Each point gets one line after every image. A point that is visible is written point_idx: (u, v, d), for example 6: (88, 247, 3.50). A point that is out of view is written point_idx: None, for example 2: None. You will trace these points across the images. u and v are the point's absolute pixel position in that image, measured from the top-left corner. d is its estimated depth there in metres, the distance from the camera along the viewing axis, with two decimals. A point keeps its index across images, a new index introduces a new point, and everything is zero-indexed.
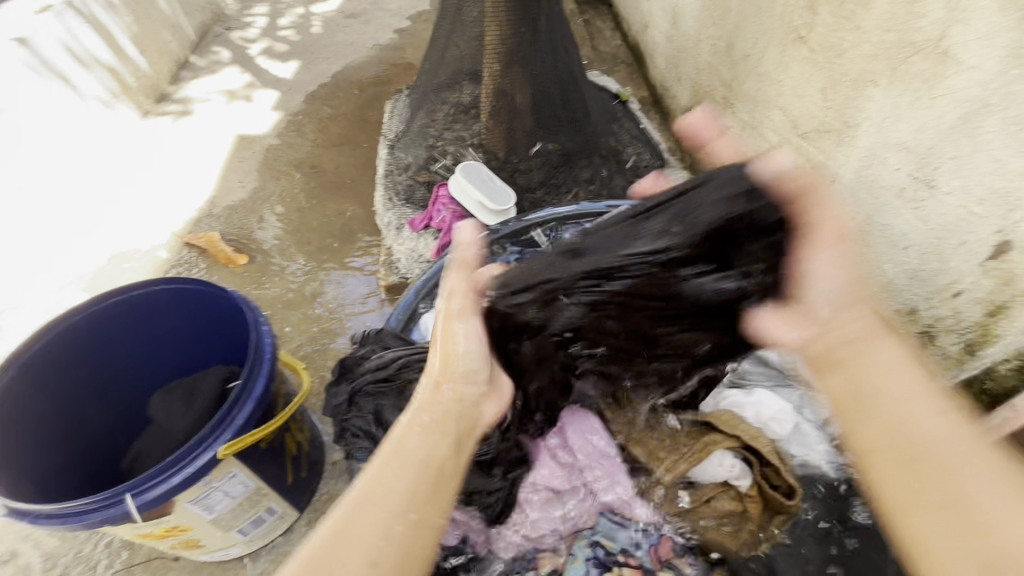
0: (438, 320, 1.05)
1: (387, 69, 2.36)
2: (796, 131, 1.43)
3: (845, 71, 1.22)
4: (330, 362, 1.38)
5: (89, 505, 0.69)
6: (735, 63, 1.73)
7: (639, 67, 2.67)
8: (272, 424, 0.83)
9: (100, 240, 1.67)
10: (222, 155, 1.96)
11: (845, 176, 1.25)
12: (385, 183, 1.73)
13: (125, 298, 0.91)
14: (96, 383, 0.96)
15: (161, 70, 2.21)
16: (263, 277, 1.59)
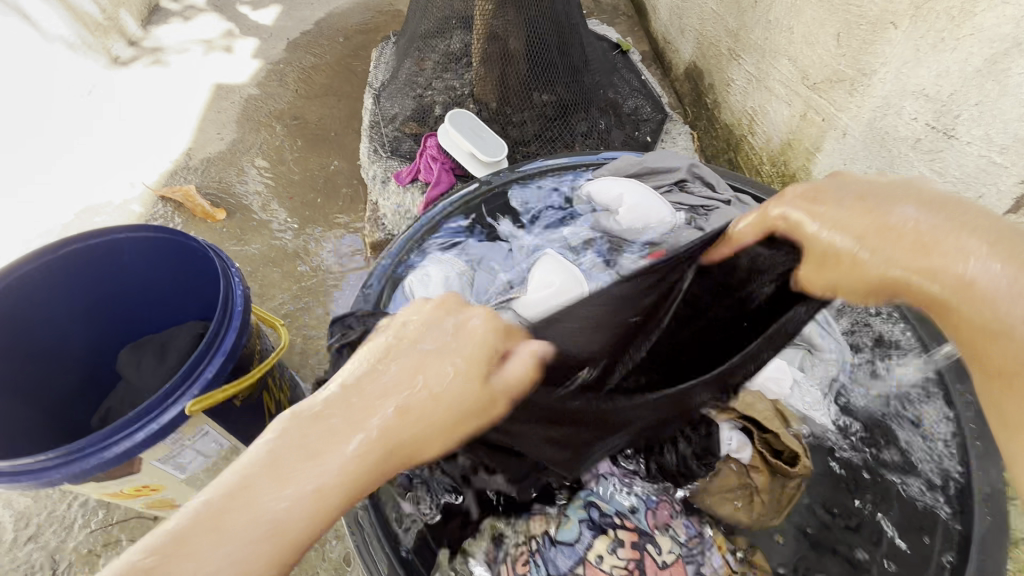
0: (424, 284, 0.97)
1: (374, 16, 2.22)
2: (805, 82, 1.35)
3: (862, 13, 1.14)
4: (312, 321, 1.33)
5: (45, 462, 0.64)
6: (743, 10, 1.63)
7: (640, 19, 2.54)
8: (244, 380, 0.78)
9: (70, 193, 1.58)
10: (198, 105, 1.84)
11: (857, 128, 1.18)
12: (370, 135, 1.63)
13: (83, 245, 0.84)
14: (62, 336, 0.90)
15: (131, 13, 2.06)
16: (243, 232, 1.51)
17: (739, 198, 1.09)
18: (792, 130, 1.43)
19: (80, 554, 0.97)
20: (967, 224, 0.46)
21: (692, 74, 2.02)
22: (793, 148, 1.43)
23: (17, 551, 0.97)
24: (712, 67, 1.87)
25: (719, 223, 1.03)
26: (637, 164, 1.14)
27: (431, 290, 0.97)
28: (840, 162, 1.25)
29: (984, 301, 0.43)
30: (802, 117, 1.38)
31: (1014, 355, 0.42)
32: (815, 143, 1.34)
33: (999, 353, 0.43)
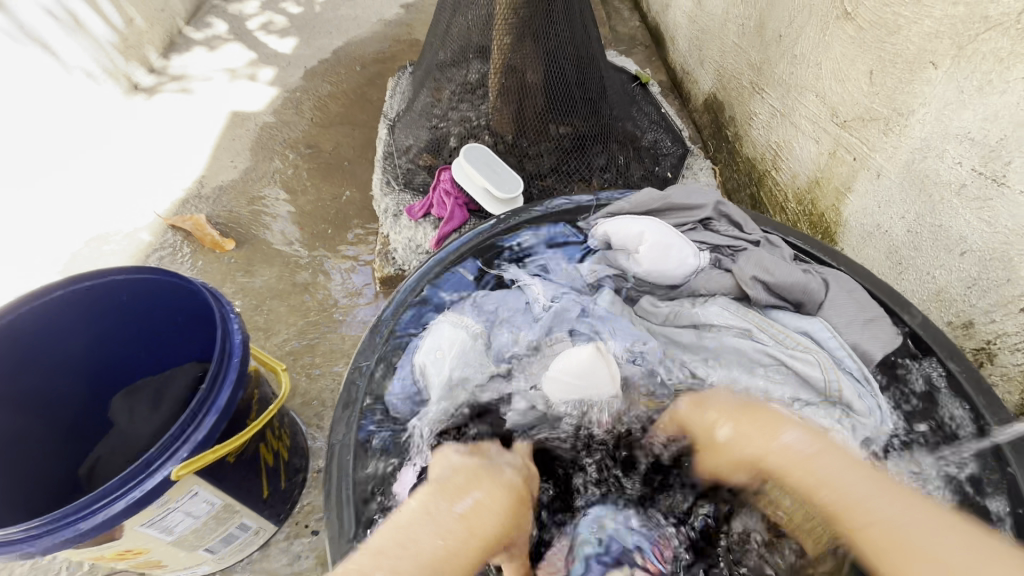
0: (433, 357, 0.87)
1: (391, 45, 2.23)
2: (835, 119, 1.30)
3: (898, 51, 1.09)
4: (317, 358, 1.28)
5: (16, 534, 0.59)
6: (766, 44, 1.59)
7: (658, 49, 2.52)
8: (238, 438, 0.73)
9: (80, 220, 1.57)
10: (213, 132, 1.84)
11: (893, 169, 1.12)
12: (384, 167, 1.61)
13: (79, 289, 0.81)
14: (55, 382, 0.86)
15: (152, 41, 2.09)
16: (250, 264, 1.48)
17: (768, 240, 1.02)
18: (819, 168, 1.37)
19: None
20: (826, 454, 0.66)
21: (712, 105, 1.98)
22: (820, 187, 1.37)
23: None
24: (733, 99, 1.82)
25: (749, 267, 0.97)
26: (660, 200, 1.08)
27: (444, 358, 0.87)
28: (873, 204, 1.19)
29: (863, 505, 0.61)
30: (831, 155, 1.32)
31: (886, 533, 0.58)
32: (845, 182, 1.28)
33: (903, 557, 0.56)
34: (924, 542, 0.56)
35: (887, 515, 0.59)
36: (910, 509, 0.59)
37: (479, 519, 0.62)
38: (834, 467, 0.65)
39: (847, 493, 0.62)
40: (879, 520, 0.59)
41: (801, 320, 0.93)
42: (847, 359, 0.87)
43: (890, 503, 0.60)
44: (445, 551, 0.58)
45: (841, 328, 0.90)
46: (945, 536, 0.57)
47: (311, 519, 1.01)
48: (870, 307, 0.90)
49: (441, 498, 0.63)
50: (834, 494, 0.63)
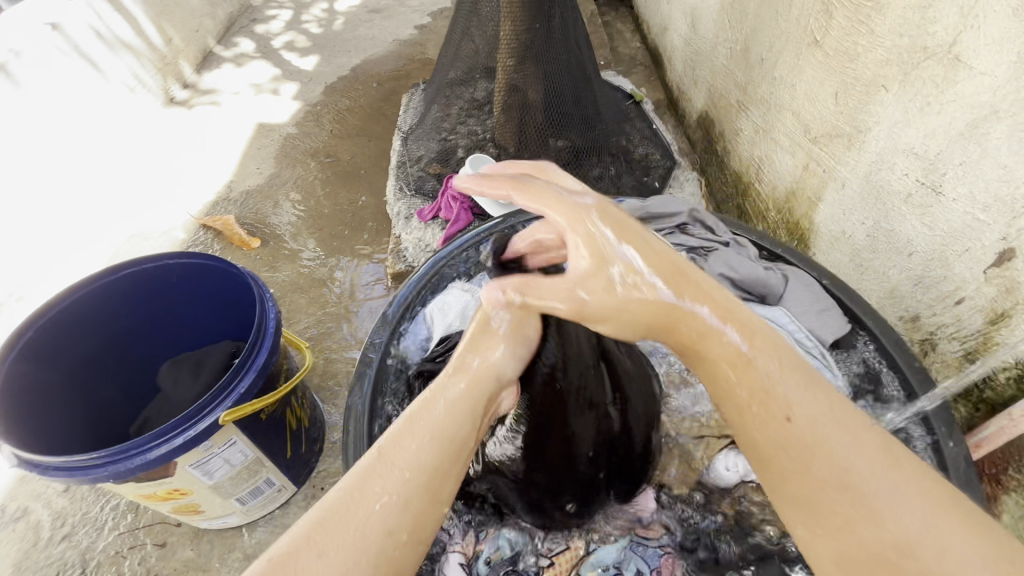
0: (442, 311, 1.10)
1: (406, 63, 2.40)
2: (807, 135, 1.43)
3: (857, 76, 1.22)
4: (333, 344, 1.41)
5: (93, 460, 0.73)
6: (750, 66, 1.73)
7: (656, 69, 2.68)
8: (272, 395, 0.86)
9: (121, 218, 1.72)
10: (241, 141, 2.01)
11: (854, 180, 1.24)
12: (398, 174, 1.76)
13: (139, 269, 0.95)
14: (115, 349, 1.00)
15: (187, 58, 2.28)
16: (275, 260, 1.63)
17: (737, 241, 1.18)
18: (795, 179, 1.50)
19: (109, 554, 1.04)
20: (755, 340, 0.62)
21: (703, 122, 2.12)
22: (796, 196, 1.50)
23: (51, 549, 1.04)
24: (722, 116, 1.96)
25: (716, 265, 1.13)
26: (640, 210, 1.24)
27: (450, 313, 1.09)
28: (839, 212, 1.31)
29: (816, 437, 0.55)
30: (804, 168, 1.45)
31: (833, 472, 0.54)
32: (816, 192, 1.40)
33: (805, 446, 0.55)
34: (858, 487, 0.53)
35: (846, 457, 0.54)
36: (860, 450, 0.54)
37: (482, 380, 0.69)
38: (776, 383, 0.59)
39: (798, 406, 0.57)
40: (847, 478, 0.53)
41: (766, 310, 1.10)
42: (804, 339, 1.04)
43: (851, 446, 0.55)
44: (420, 457, 0.59)
45: (799, 314, 1.06)
46: (876, 475, 0.53)
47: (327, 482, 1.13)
48: (824, 297, 1.05)
49: (453, 378, 0.68)
50: (821, 460, 0.55)
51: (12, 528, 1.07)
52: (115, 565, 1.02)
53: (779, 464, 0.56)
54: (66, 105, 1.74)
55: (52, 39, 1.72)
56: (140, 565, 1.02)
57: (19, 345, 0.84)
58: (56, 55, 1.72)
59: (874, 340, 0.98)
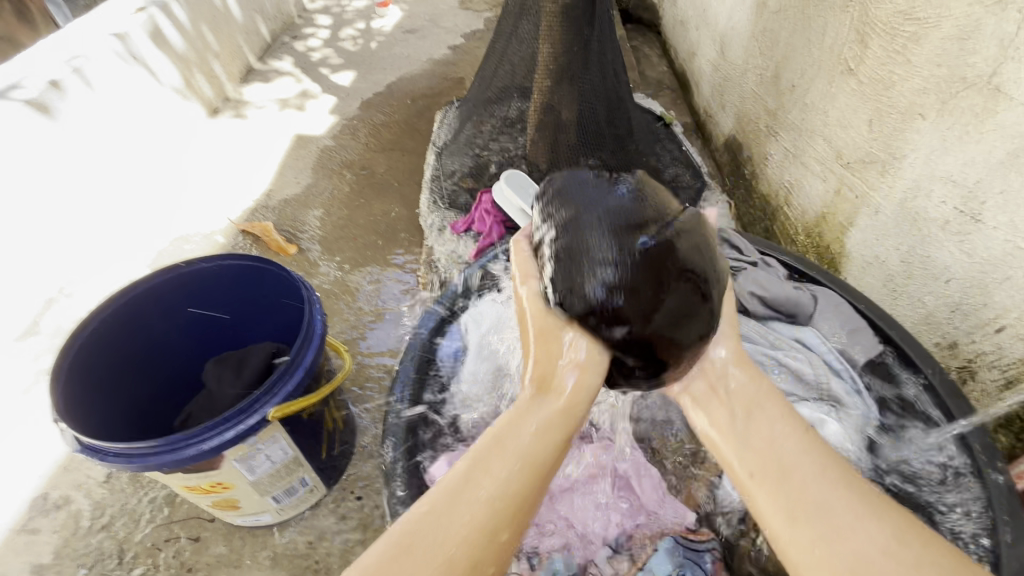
0: (476, 324, 1.11)
1: (439, 81, 2.48)
2: (839, 161, 1.44)
3: (892, 104, 1.23)
4: (364, 349, 1.44)
5: (150, 449, 0.76)
6: (781, 92, 1.75)
7: (683, 93, 2.72)
8: (316, 395, 0.89)
9: (165, 220, 1.79)
10: (280, 152, 2.08)
11: (888, 207, 1.24)
12: (432, 187, 1.80)
13: (195, 268, 0.99)
14: (165, 344, 1.04)
15: (232, 72, 2.38)
16: (309, 267, 1.67)
17: (765, 261, 1.17)
18: (826, 204, 1.51)
19: (145, 546, 1.06)
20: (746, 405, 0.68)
21: (731, 145, 2.15)
22: (826, 221, 1.50)
23: (89, 539, 1.07)
24: (750, 140, 1.98)
25: (746, 283, 1.12)
26: None
27: (483, 328, 1.11)
28: (872, 237, 1.31)
29: (807, 487, 0.60)
30: (836, 193, 1.46)
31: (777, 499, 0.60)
32: (848, 218, 1.41)
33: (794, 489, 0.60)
34: (798, 475, 0.61)
35: (824, 501, 0.59)
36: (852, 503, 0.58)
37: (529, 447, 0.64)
38: (776, 432, 0.65)
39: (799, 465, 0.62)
40: (810, 497, 0.59)
41: (793, 329, 1.10)
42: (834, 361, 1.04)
43: (828, 490, 0.59)
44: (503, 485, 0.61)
45: (828, 334, 1.06)
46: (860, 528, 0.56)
47: (357, 486, 1.14)
48: (854, 319, 1.05)
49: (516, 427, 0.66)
50: (798, 476, 0.61)
51: (53, 516, 1.10)
52: (151, 557, 1.05)
53: (766, 465, 0.63)
54: (106, 85, 1.77)
55: (110, 43, 1.80)
56: (175, 558, 1.05)
57: (83, 334, 0.88)
58: (113, 60, 1.80)
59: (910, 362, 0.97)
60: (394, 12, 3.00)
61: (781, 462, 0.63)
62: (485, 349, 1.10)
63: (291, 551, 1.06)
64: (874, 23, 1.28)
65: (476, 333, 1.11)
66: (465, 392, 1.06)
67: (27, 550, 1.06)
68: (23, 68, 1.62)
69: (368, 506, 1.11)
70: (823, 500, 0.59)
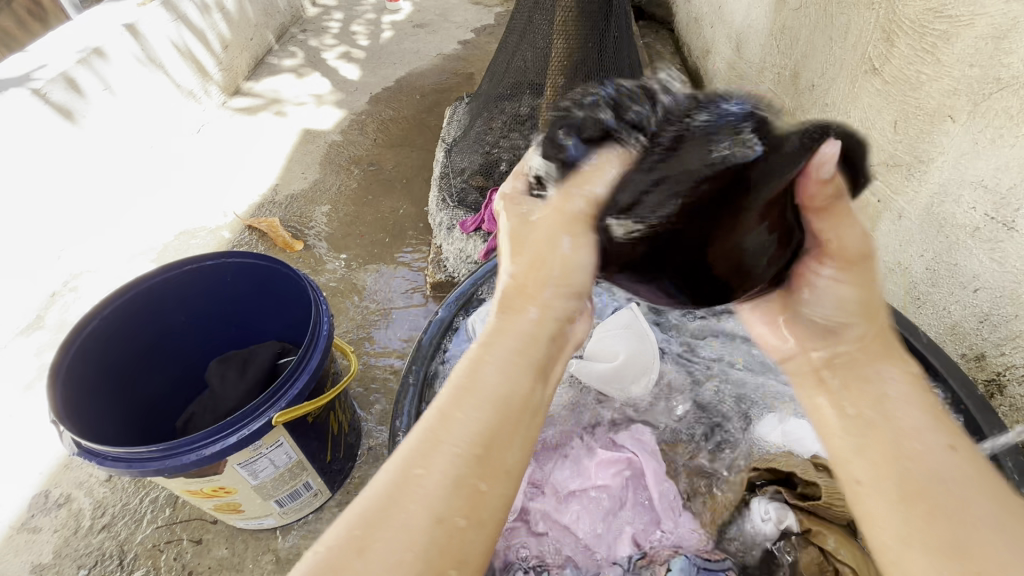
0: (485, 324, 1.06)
1: (449, 77, 2.44)
2: (861, 163, 1.39)
3: (920, 104, 1.19)
4: (370, 349, 1.42)
5: (151, 453, 0.74)
6: (800, 91, 1.70)
7: (697, 92, 2.67)
8: (322, 399, 0.87)
9: (170, 214, 1.76)
10: (288, 146, 2.06)
11: (913, 212, 1.20)
12: (439, 185, 1.76)
13: (199, 266, 0.97)
14: (167, 343, 1.02)
15: (241, 65, 2.36)
16: (316, 264, 1.65)
17: None
18: None
19: (145, 547, 1.04)
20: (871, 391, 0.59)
21: None
22: None
23: (90, 538, 1.05)
24: None
25: None
26: None
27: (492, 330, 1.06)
28: (894, 242, 1.27)
29: (935, 481, 0.51)
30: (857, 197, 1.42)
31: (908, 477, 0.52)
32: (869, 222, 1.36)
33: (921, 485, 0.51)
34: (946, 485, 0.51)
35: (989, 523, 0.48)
36: (977, 485, 0.51)
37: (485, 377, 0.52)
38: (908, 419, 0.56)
39: (943, 464, 0.53)
40: (926, 478, 0.52)
41: None
42: None
43: (986, 504, 0.49)
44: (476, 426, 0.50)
45: None
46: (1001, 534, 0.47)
47: (361, 490, 1.12)
48: None
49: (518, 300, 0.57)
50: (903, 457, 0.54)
51: (54, 514, 1.08)
52: (152, 559, 1.03)
53: (882, 447, 0.55)
54: (125, 87, 1.77)
55: (127, 41, 1.78)
56: (176, 560, 1.03)
57: (83, 333, 0.86)
58: (131, 60, 1.80)
59: (936, 376, 0.95)
60: (404, 6, 2.96)
61: (920, 476, 0.52)
62: None
63: (294, 555, 1.04)
64: (901, 20, 1.23)
65: (484, 332, 1.05)
66: None
67: (27, 549, 1.04)
68: (35, 61, 1.59)
69: None
70: (1011, 562, 0.46)
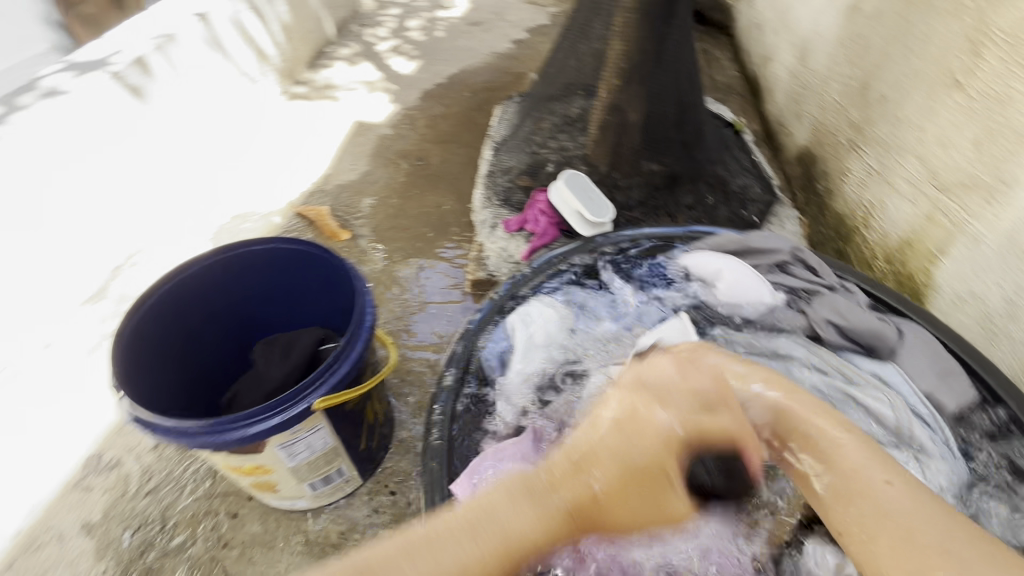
0: (526, 324, 1.03)
1: (501, 76, 2.45)
2: (934, 182, 1.31)
3: (1009, 123, 1.10)
4: (408, 342, 1.43)
5: (198, 428, 0.76)
6: (869, 104, 1.61)
7: (754, 100, 2.58)
8: (362, 388, 0.88)
9: (228, 198, 1.83)
10: (340, 137, 2.11)
11: (992, 238, 1.12)
12: (485, 183, 1.75)
13: (252, 249, 1.00)
14: (217, 322, 1.06)
15: (301, 58, 2.43)
16: (360, 254, 1.68)
17: (844, 286, 1.07)
18: (913, 229, 1.38)
19: (185, 516, 1.09)
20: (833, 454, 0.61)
21: (804, 158, 2.01)
22: (912, 248, 1.38)
23: (136, 502, 1.10)
24: (828, 154, 1.84)
25: (823, 309, 1.02)
26: (738, 242, 1.14)
27: (533, 331, 1.03)
28: (967, 269, 1.18)
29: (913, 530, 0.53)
30: (926, 218, 1.33)
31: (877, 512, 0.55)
32: (939, 246, 1.28)
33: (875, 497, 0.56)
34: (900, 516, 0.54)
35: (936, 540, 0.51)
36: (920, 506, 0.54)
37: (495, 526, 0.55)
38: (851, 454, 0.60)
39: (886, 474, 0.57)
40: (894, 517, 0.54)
41: (874, 365, 0.97)
42: (919, 406, 0.91)
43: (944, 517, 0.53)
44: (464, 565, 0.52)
45: (915, 376, 0.94)
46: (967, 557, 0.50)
47: (391, 481, 1.13)
48: (947, 361, 0.93)
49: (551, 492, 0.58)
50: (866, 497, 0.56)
51: (106, 476, 1.14)
52: (191, 528, 1.07)
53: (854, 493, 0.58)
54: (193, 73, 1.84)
55: (195, 28, 1.85)
56: (213, 531, 1.07)
57: (142, 309, 0.89)
58: (201, 48, 1.87)
59: (1014, 416, 0.87)
60: (459, 3, 2.99)
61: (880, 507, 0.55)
62: (533, 347, 1.01)
63: (323, 538, 1.06)
64: (993, 31, 1.14)
65: (524, 333, 1.02)
66: (508, 394, 0.98)
67: (80, 506, 1.10)
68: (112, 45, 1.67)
69: (400, 502, 1.10)
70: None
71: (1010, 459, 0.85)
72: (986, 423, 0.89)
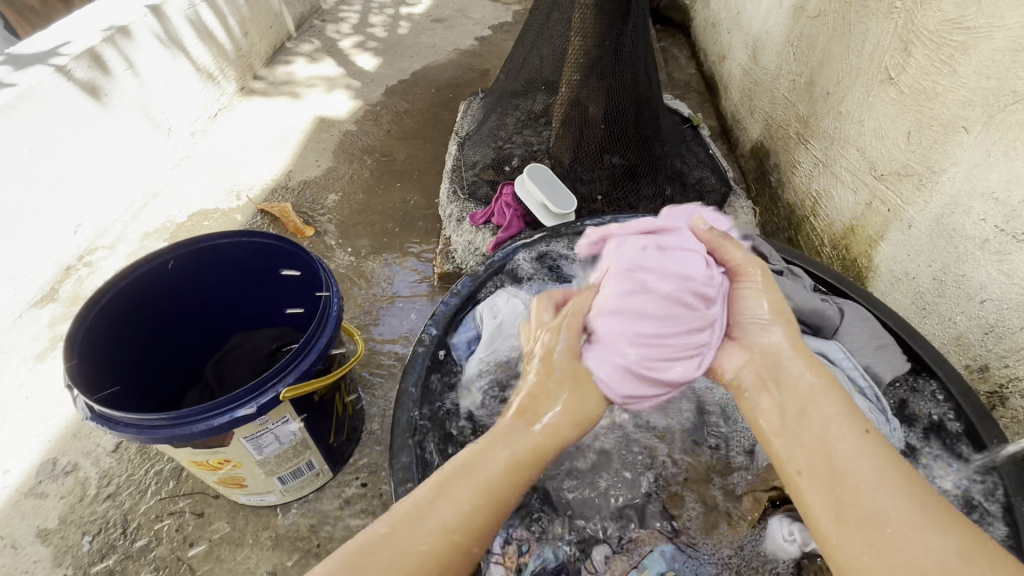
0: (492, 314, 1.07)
1: (465, 72, 2.46)
2: (873, 172, 1.39)
3: (935, 115, 1.19)
4: (377, 336, 1.43)
5: (160, 421, 0.75)
6: (815, 99, 1.70)
7: (711, 96, 2.67)
8: (329, 377, 0.88)
9: (185, 195, 1.79)
10: (302, 133, 2.08)
11: (923, 222, 1.20)
12: (451, 177, 1.79)
13: (215, 243, 0.98)
14: (179, 319, 1.04)
15: (259, 53, 2.38)
16: (325, 250, 1.67)
17: (791, 270, 1.13)
18: (856, 216, 1.46)
19: (148, 517, 1.06)
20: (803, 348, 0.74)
21: (758, 152, 2.10)
22: (855, 234, 1.46)
23: (95, 506, 1.07)
24: (779, 148, 1.93)
25: None
26: None
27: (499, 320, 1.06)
28: (903, 253, 1.27)
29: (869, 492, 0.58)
30: (867, 206, 1.41)
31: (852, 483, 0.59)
32: (878, 231, 1.36)
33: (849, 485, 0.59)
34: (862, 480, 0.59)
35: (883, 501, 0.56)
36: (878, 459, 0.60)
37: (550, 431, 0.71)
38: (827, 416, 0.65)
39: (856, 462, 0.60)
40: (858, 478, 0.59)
41: (819, 342, 1.02)
42: (860, 378, 0.96)
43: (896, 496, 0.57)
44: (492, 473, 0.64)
45: (856, 350, 1.01)
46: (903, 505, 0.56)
47: (361, 473, 1.13)
48: (882, 335, 1.01)
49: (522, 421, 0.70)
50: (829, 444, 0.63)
51: (61, 481, 1.10)
52: (154, 529, 1.05)
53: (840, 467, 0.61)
54: (147, 68, 1.79)
55: (146, 20, 1.79)
56: (177, 532, 1.05)
57: (95, 307, 0.87)
58: (153, 43, 1.82)
59: (938, 382, 0.95)
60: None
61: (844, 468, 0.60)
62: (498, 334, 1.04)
63: (293, 532, 1.05)
64: (920, 31, 1.23)
65: (490, 321, 1.05)
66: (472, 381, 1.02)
67: (33, 514, 1.06)
68: (61, 36, 1.63)
69: (371, 493, 1.10)
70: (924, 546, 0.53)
71: (935, 421, 0.94)
72: (915, 391, 0.98)
